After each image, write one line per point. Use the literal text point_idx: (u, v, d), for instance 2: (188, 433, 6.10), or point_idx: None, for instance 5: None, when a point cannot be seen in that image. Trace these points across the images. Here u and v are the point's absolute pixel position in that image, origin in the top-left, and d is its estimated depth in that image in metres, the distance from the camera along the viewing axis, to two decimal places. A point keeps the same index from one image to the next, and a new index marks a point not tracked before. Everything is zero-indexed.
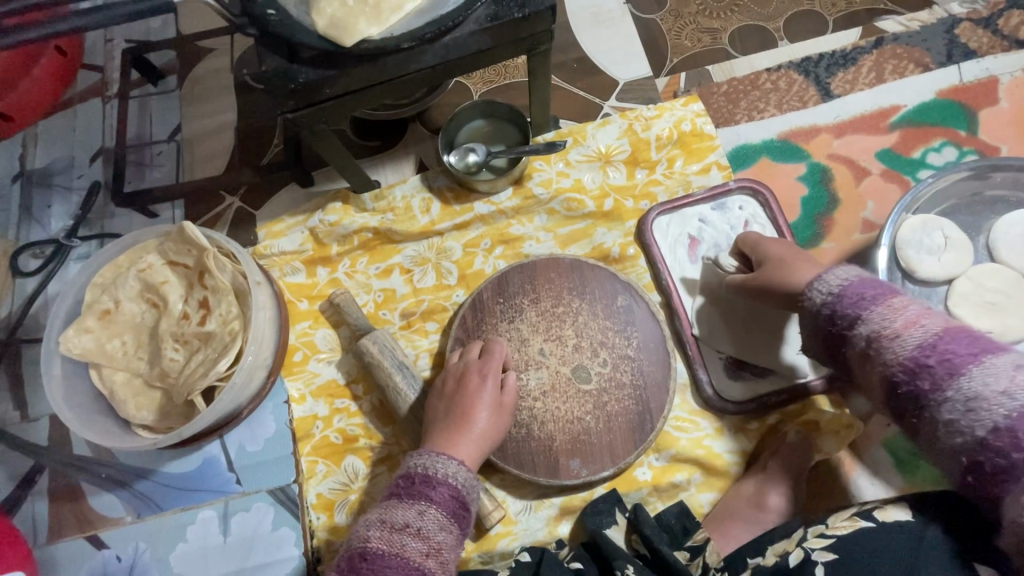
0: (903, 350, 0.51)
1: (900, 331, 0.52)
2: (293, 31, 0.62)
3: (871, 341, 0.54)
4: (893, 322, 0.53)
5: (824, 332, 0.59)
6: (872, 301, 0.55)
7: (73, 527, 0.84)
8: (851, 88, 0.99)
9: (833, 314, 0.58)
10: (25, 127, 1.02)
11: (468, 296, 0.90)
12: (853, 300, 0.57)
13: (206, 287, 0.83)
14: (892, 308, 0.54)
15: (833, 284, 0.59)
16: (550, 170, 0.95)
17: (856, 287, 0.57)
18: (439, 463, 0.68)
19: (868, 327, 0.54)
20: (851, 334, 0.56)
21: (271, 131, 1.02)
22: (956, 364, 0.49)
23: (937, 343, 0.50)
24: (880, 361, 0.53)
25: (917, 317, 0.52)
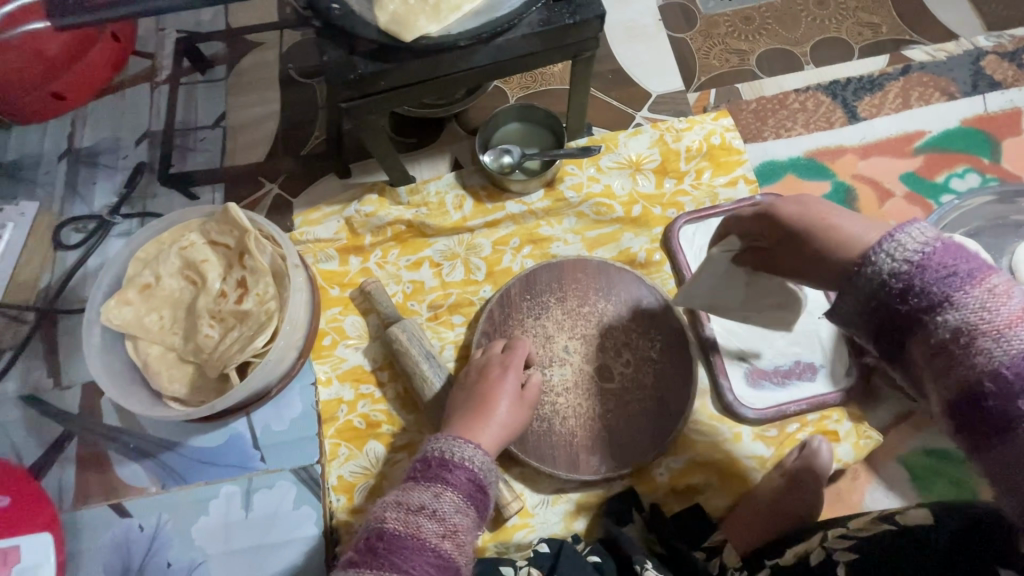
0: (1002, 354, 0.42)
1: (1005, 324, 0.42)
2: (354, 25, 0.65)
3: (964, 335, 0.43)
4: (995, 314, 0.42)
5: (884, 305, 0.47)
6: (969, 280, 0.43)
7: (98, 494, 0.86)
8: (878, 111, 1.02)
9: (906, 288, 0.45)
10: (75, 106, 1.09)
11: (495, 292, 0.92)
12: (941, 275, 0.44)
13: (245, 268, 0.85)
14: (992, 291, 0.43)
15: (922, 238, 0.45)
16: (581, 175, 0.97)
17: (945, 256, 0.44)
18: (457, 447, 0.68)
19: (960, 315, 0.43)
20: (935, 322, 0.44)
21: (312, 123, 1.05)
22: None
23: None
24: (967, 362, 0.43)
25: (1021, 311, 0.42)
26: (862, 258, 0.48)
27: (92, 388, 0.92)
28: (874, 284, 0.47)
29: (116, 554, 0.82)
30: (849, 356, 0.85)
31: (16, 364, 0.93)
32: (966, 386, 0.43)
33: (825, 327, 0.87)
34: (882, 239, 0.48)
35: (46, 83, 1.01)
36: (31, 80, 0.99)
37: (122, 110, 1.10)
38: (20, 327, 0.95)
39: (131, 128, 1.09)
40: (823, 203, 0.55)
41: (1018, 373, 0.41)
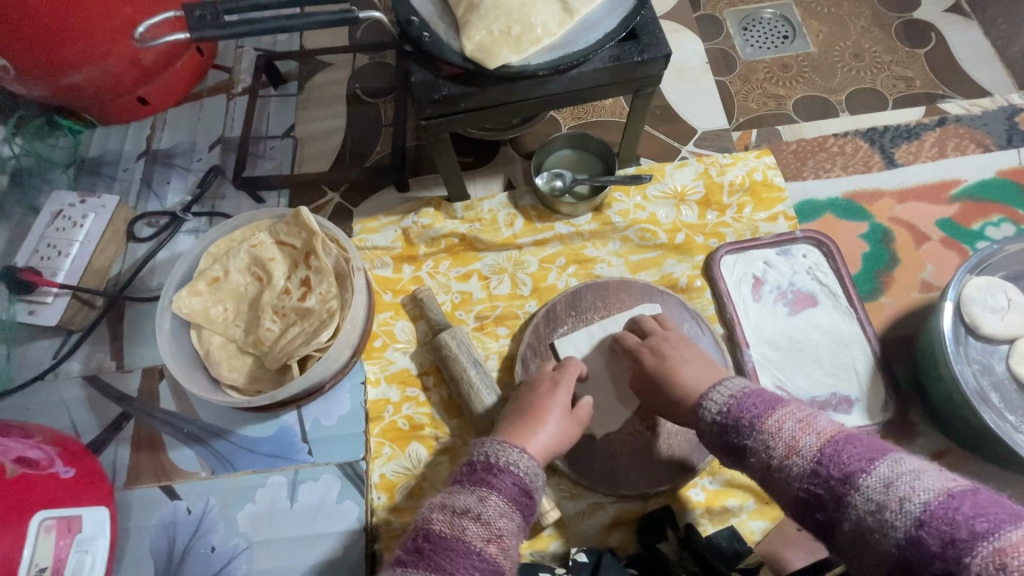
0: (791, 479, 0.53)
1: (783, 453, 0.54)
2: (442, 51, 0.72)
3: (770, 469, 0.55)
4: (776, 447, 0.55)
5: (725, 456, 0.61)
6: (753, 425, 0.58)
7: (149, 476, 0.89)
8: (914, 159, 1.06)
9: (726, 440, 0.60)
10: (156, 111, 1.18)
11: (541, 307, 0.96)
12: (738, 425, 0.59)
13: (310, 268, 0.90)
14: (766, 429, 0.57)
15: (722, 402, 0.62)
16: (628, 202, 1.02)
17: (737, 408, 0.60)
18: (503, 451, 0.65)
19: (759, 454, 0.56)
20: (748, 462, 0.58)
21: (375, 139, 1.12)
22: (839, 490, 0.50)
23: (818, 467, 0.52)
24: (781, 488, 0.54)
25: (794, 438, 0.55)
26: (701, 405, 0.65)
27: (151, 372, 0.96)
28: (714, 444, 0.62)
29: (162, 535, 0.85)
30: (884, 391, 0.88)
31: (83, 345, 0.99)
32: (790, 504, 0.54)
33: (862, 361, 0.90)
34: (704, 393, 0.65)
35: (134, 88, 1.10)
36: (123, 86, 1.08)
37: (199, 117, 1.18)
38: (89, 310, 1.01)
39: (205, 133, 1.17)
40: (678, 356, 0.76)
41: (807, 490, 0.52)
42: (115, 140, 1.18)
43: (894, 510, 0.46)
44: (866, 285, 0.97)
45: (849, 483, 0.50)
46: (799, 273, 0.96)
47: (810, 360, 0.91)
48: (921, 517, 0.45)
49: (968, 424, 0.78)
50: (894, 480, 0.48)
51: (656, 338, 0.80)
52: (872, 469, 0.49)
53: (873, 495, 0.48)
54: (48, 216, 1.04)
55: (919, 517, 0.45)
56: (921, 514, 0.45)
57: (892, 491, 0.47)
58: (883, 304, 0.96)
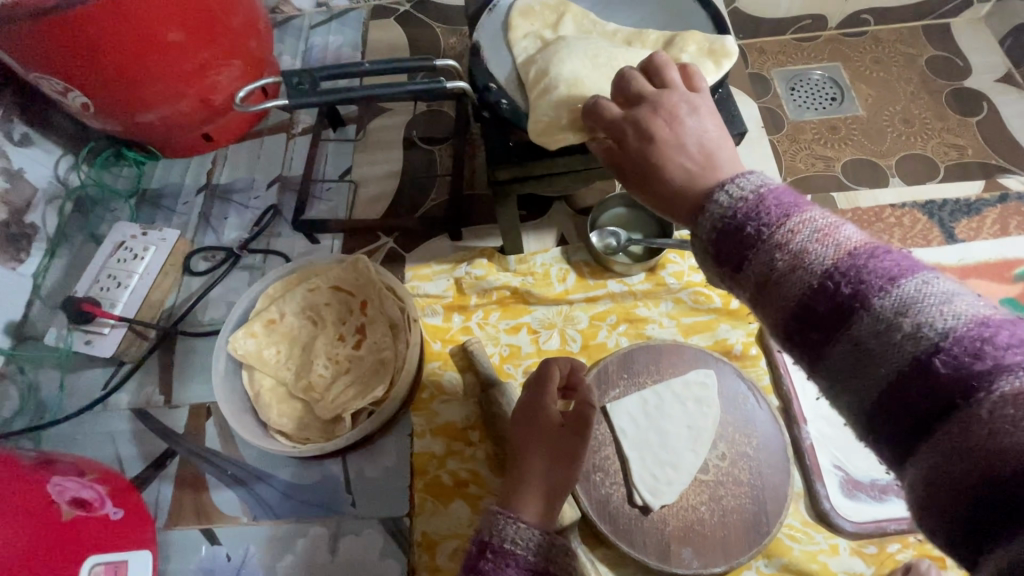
0: (790, 295, 0.37)
1: (792, 267, 0.37)
2: (520, 119, 0.73)
3: (766, 281, 0.39)
4: (779, 260, 0.38)
5: (714, 268, 0.43)
6: (760, 229, 0.39)
7: (190, 517, 0.88)
8: (975, 235, 1.05)
9: (717, 245, 0.42)
10: (219, 146, 1.21)
11: (592, 366, 0.94)
12: (738, 228, 0.40)
13: (366, 316, 0.92)
14: (777, 237, 0.38)
15: (737, 194, 0.42)
16: (682, 264, 1.02)
17: (748, 208, 0.41)
18: (502, 528, 0.65)
19: (756, 266, 0.39)
20: (744, 272, 0.40)
21: (430, 186, 1.14)
22: (845, 306, 0.35)
23: (830, 283, 0.36)
24: (770, 306, 0.39)
25: (809, 248, 0.37)
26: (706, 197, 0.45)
27: (198, 410, 0.96)
28: (703, 247, 0.43)
29: None
30: None
31: (133, 377, 0.99)
32: (781, 327, 0.39)
33: None
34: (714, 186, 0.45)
35: (202, 125, 1.14)
36: (193, 123, 1.12)
37: (259, 154, 1.22)
38: (141, 342, 1.02)
39: (264, 171, 1.19)
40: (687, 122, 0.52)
41: (805, 306, 0.37)
42: (177, 172, 1.21)
43: (909, 336, 0.33)
44: None
45: (867, 303, 0.35)
46: None
47: None
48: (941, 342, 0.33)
49: None
50: (919, 302, 0.34)
51: (660, 97, 0.54)
52: (896, 287, 0.34)
53: (891, 318, 0.34)
54: (110, 246, 1.06)
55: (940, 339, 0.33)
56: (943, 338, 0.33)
57: (912, 317, 0.34)
58: None
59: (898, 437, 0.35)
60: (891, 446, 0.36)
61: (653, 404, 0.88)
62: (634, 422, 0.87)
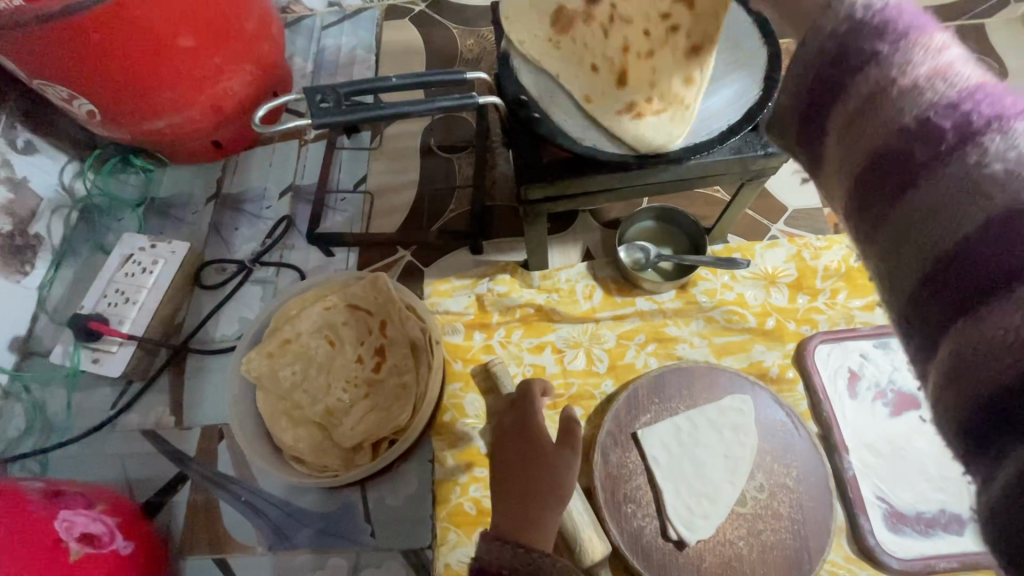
0: (913, 105, 0.37)
1: (928, 76, 0.37)
2: (554, 134, 0.68)
3: (881, 95, 0.38)
4: (915, 65, 0.38)
5: (813, 90, 0.43)
6: (898, 38, 0.39)
7: (203, 546, 0.85)
8: None
9: (836, 58, 0.41)
10: (229, 155, 1.17)
11: (621, 389, 0.90)
12: (876, 27, 0.40)
13: (386, 337, 0.88)
14: (920, 48, 0.38)
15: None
16: (715, 281, 0.98)
17: (893, 10, 0.40)
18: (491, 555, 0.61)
19: (883, 68, 0.38)
20: (856, 89, 0.40)
21: (449, 196, 1.09)
22: (972, 128, 0.35)
23: (963, 99, 0.35)
24: (877, 120, 0.38)
25: (950, 64, 0.37)
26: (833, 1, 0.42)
27: (209, 433, 0.92)
28: (826, 38, 0.41)
29: None
30: None
31: (143, 397, 0.96)
32: (878, 139, 0.38)
33: None
34: None
35: (212, 132, 1.10)
36: (202, 130, 1.08)
37: (271, 162, 1.17)
38: (151, 360, 0.98)
39: (277, 179, 1.15)
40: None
41: (923, 122, 0.36)
42: (186, 180, 1.17)
43: None
44: None
45: (992, 126, 0.34)
46: (899, 370, 0.90)
47: (914, 472, 0.83)
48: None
49: None
50: None
51: None
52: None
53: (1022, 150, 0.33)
54: (118, 259, 1.02)
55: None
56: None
57: None
58: None
59: (970, 278, 0.33)
60: (944, 297, 0.34)
61: (686, 431, 0.84)
62: (667, 450, 0.83)
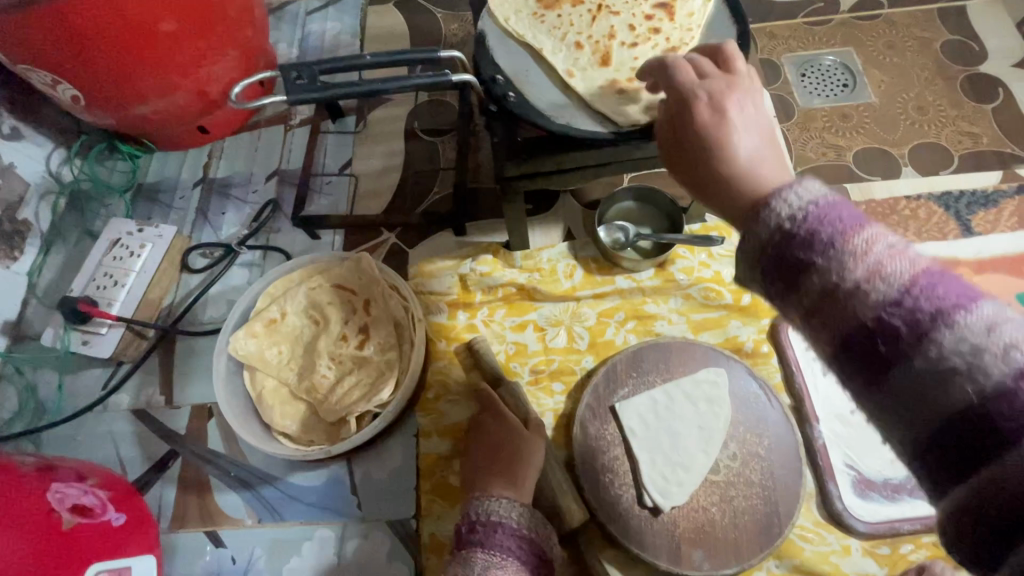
0: (868, 306, 0.35)
1: (867, 279, 0.35)
2: (528, 112, 0.70)
3: (835, 296, 0.36)
4: (854, 271, 0.35)
5: (763, 273, 0.40)
6: (829, 241, 0.36)
7: (194, 520, 0.87)
8: (992, 227, 1.02)
9: (780, 253, 0.39)
10: (215, 141, 1.18)
11: (600, 364, 0.93)
12: (807, 237, 0.37)
13: (370, 315, 0.89)
14: (853, 247, 0.36)
15: (799, 200, 0.39)
16: (693, 259, 1.00)
17: (816, 221, 0.37)
18: (482, 506, 0.73)
19: (829, 276, 0.36)
20: (803, 286, 0.38)
21: (433, 179, 1.11)
22: (926, 324, 0.33)
23: (908, 299, 0.34)
24: (842, 317, 0.36)
25: (886, 260, 0.35)
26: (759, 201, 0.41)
27: (200, 411, 0.95)
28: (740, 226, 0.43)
29: None
30: None
31: (134, 378, 0.98)
32: (838, 334, 0.36)
33: None
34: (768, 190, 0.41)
35: (198, 117, 1.11)
36: (187, 117, 1.09)
37: (257, 147, 1.18)
38: (141, 342, 1.00)
39: (262, 164, 1.16)
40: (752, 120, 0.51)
41: (880, 321, 0.34)
42: (173, 166, 1.18)
43: (995, 355, 0.32)
44: None
45: (942, 317, 0.33)
46: None
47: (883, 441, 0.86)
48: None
49: None
50: (1003, 324, 0.32)
51: (716, 79, 0.54)
52: (976, 306, 0.33)
53: (974, 341, 0.32)
54: (106, 243, 1.04)
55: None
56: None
57: (997, 335, 0.32)
58: None
59: (960, 446, 0.33)
60: (948, 458, 0.33)
61: (662, 402, 0.87)
62: (644, 421, 0.86)
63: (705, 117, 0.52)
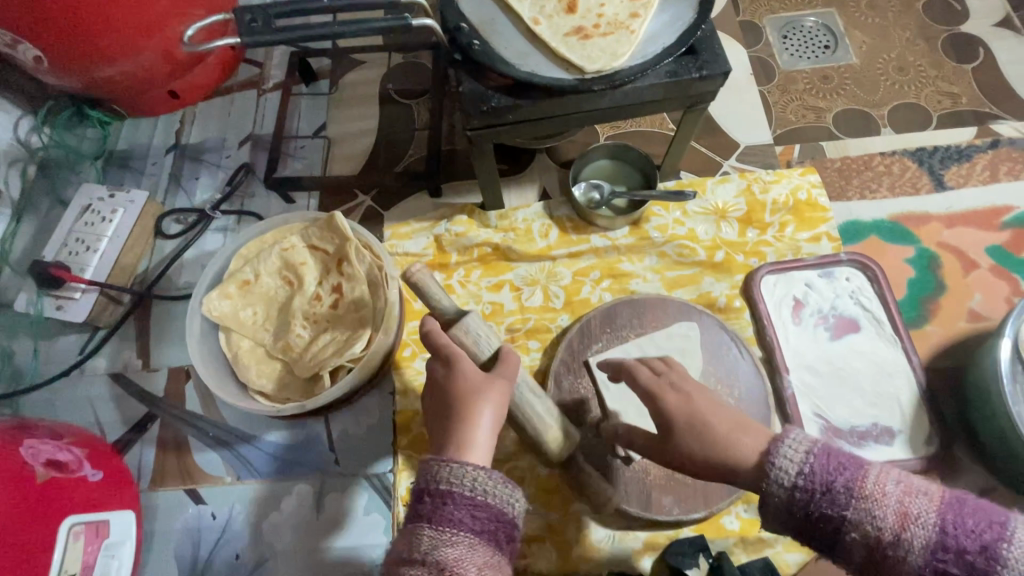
0: (912, 556, 0.50)
1: (900, 526, 0.50)
2: (493, 60, 0.69)
3: (876, 546, 0.51)
4: (885, 520, 0.50)
5: (797, 530, 0.55)
6: (851, 493, 0.52)
7: (174, 478, 0.88)
8: (965, 182, 1.03)
9: (809, 512, 0.53)
10: (186, 106, 1.16)
11: (575, 321, 0.93)
12: (828, 495, 0.52)
13: (342, 274, 0.89)
14: (868, 495, 0.51)
15: (792, 465, 0.54)
16: (667, 217, 1.00)
17: (824, 472, 0.53)
18: (431, 472, 0.59)
19: (863, 530, 0.51)
20: (846, 542, 0.52)
21: (409, 141, 1.10)
22: (977, 563, 0.48)
23: (945, 537, 0.49)
24: (901, 565, 0.50)
25: (904, 504, 0.51)
26: (762, 475, 0.56)
27: (177, 373, 0.95)
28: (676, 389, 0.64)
29: (187, 540, 0.84)
30: (930, 426, 0.85)
31: (110, 343, 0.98)
32: (911, 567, 0.50)
33: (906, 392, 0.87)
34: (767, 452, 0.56)
35: (167, 81, 1.09)
36: (156, 80, 1.07)
37: (229, 112, 1.16)
38: (115, 307, 0.99)
39: (236, 130, 1.15)
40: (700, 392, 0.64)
41: (936, 567, 0.49)
42: (145, 133, 1.16)
43: None
44: (911, 312, 0.94)
45: (988, 555, 0.48)
46: (841, 297, 0.93)
47: (850, 390, 0.88)
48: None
49: None
50: None
51: (669, 374, 0.67)
52: (1007, 536, 0.48)
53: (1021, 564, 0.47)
54: (77, 210, 1.02)
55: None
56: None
57: None
58: (928, 332, 0.93)
59: None
60: None
61: (636, 355, 0.86)
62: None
63: (646, 375, 0.68)
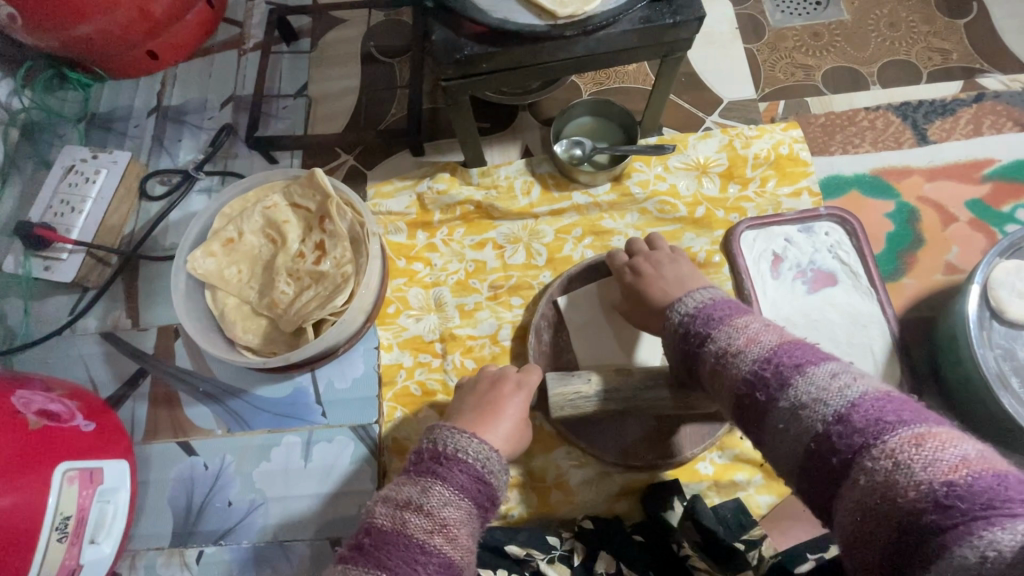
0: (743, 364, 0.52)
1: (740, 345, 0.54)
2: (464, 6, 0.69)
3: (723, 357, 0.55)
4: (736, 337, 0.55)
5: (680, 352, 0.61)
6: (721, 320, 0.58)
7: (166, 431, 0.91)
8: (948, 136, 1.03)
9: (687, 333, 0.60)
10: (166, 69, 1.15)
11: (556, 277, 0.94)
12: (715, 318, 0.59)
13: (325, 231, 0.89)
14: (735, 325, 0.56)
15: (689, 307, 0.62)
16: (649, 173, 1.00)
17: (713, 309, 0.60)
18: (450, 438, 0.63)
19: (715, 345, 0.56)
20: (702, 358, 0.57)
21: (392, 101, 1.10)
22: (784, 374, 0.49)
23: (771, 357, 0.51)
24: (725, 374, 0.53)
25: (755, 334, 0.54)
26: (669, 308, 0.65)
27: (166, 332, 0.97)
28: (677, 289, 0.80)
29: (181, 488, 0.88)
30: (901, 375, 0.86)
31: (100, 303, 0.99)
32: (739, 373, 0.52)
33: (879, 341, 0.89)
34: (675, 299, 0.65)
35: (144, 41, 1.07)
36: (132, 37, 1.05)
37: (210, 72, 1.15)
38: (103, 268, 1.00)
39: (217, 90, 1.13)
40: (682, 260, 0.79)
41: (754, 372, 0.51)
42: (125, 96, 1.14)
43: (831, 393, 0.46)
44: (888, 265, 0.96)
45: (794, 370, 0.49)
46: (820, 251, 0.94)
47: (825, 339, 0.89)
48: (854, 401, 0.44)
49: (983, 409, 0.77)
50: (840, 374, 0.47)
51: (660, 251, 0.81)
52: (820, 363, 0.48)
53: (824, 386, 0.47)
54: (60, 170, 1.02)
55: (853, 401, 0.45)
56: (855, 401, 0.44)
57: (834, 381, 0.47)
58: (904, 285, 0.95)
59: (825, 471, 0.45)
60: (815, 475, 0.46)
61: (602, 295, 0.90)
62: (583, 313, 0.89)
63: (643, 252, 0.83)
